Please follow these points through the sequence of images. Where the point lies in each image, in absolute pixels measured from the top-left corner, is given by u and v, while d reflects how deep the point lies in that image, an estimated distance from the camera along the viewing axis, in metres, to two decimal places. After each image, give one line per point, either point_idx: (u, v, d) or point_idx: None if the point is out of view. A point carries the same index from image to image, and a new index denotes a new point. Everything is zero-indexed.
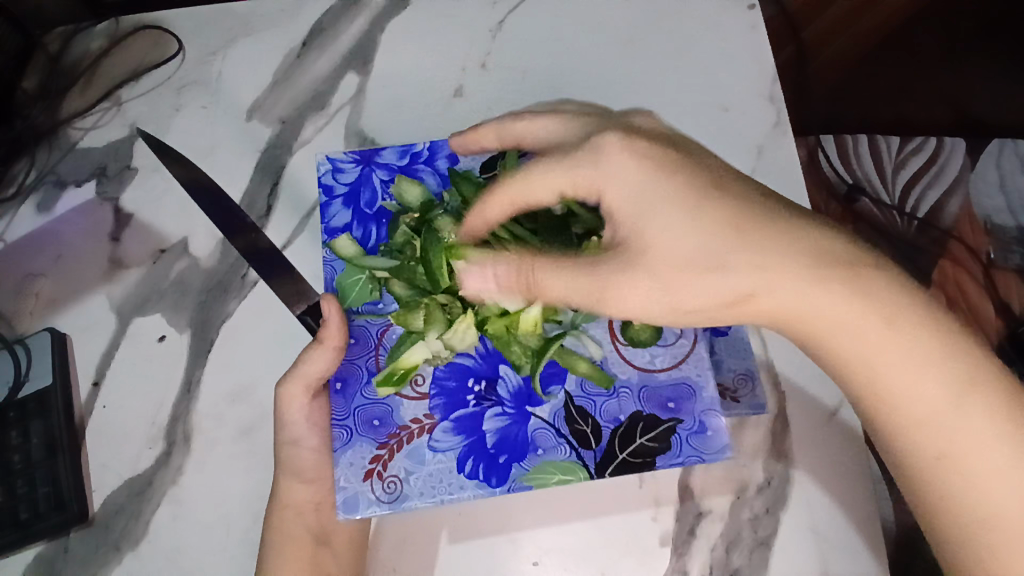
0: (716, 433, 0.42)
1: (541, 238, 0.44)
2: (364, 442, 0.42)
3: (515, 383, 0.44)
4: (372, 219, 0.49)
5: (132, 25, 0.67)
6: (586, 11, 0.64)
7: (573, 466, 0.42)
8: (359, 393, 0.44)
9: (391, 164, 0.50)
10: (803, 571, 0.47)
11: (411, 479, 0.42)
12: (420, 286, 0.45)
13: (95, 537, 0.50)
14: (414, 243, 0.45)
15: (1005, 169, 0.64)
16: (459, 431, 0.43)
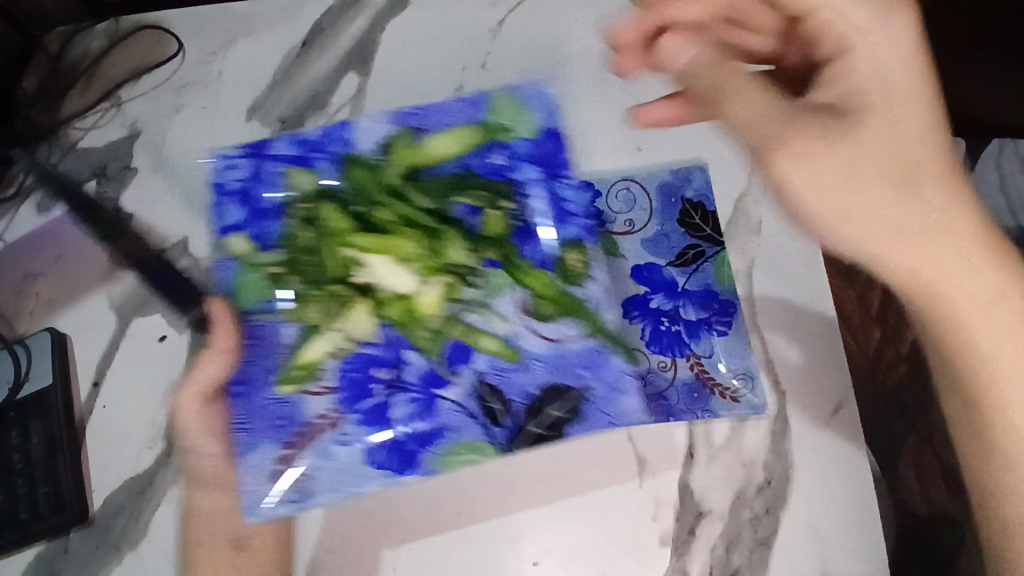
0: (625, 397, 0.48)
1: (437, 220, 0.51)
2: (269, 443, 0.48)
3: (423, 368, 0.50)
4: (265, 213, 0.52)
5: (132, 25, 0.67)
6: (586, 11, 0.64)
7: (482, 443, 0.48)
8: (259, 394, 0.49)
9: (281, 155, 0.53)
10: (803, 570, 0.47)
11: (320, 476, 0.47)
12: (314, 278, 0.51)
13: (94, 538, 0.50)
14: (300, 235, 0.51)
15: (1005, 169, 0.65)
16: (368, 423, 0.49)
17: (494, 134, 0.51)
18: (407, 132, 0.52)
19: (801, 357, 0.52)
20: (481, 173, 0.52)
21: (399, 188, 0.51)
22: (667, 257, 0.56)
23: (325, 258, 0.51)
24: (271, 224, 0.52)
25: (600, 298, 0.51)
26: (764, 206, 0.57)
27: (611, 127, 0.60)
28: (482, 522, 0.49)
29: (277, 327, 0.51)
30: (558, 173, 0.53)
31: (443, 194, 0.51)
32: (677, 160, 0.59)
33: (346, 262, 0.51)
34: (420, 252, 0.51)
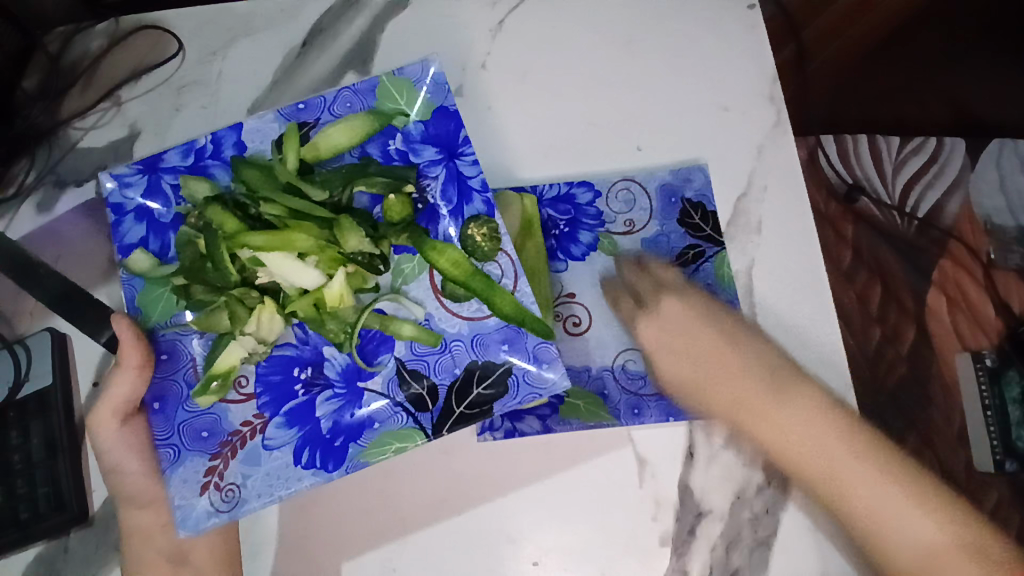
0: (550, 366, 0.45)
1: (327, 204, 0.46)
2: (195, 456, 0.45)
3: (341, 363, 0.48)
4: (168, 227, 0.49)
5: (132, 24, 0.66)
6: (586, 11, 0.64)
7: (409, 431, 0.46)
8: (179, 409, 0.46)
9: (176, 167, 0.49)
10: (801, 569, 0.48)
11: (247, 484, 0.45)
12: (213, 284, 0.46)
13: (95, 537, 0.51)
14: (197, 242, 0.46)
15: (1005, 169, 0.64)
16: (292, 424, 0.46)
17: (388, 119, 0.49)
18: (294, 128, 0.48)
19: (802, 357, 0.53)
20: (378, 161, 0.48)
21: (290, 179, 0.46)
22: (667, 257, 0.55)
23: (217, 262, 0.44)
24: (175, 234, 0.48)
25: (509, 273, 0.47)
26: (763, 206, 0.57)
27: (611, 127, 0.60)
28: (482, 522, 0.49)
29: (188, 339, 0.47)
30: (458, 152, 0.48)
31: (341, 183, 0.47)
32: (676, 162, 0.58)
33: (244, 264, 0.45)
34: (317, 239, 0.45)
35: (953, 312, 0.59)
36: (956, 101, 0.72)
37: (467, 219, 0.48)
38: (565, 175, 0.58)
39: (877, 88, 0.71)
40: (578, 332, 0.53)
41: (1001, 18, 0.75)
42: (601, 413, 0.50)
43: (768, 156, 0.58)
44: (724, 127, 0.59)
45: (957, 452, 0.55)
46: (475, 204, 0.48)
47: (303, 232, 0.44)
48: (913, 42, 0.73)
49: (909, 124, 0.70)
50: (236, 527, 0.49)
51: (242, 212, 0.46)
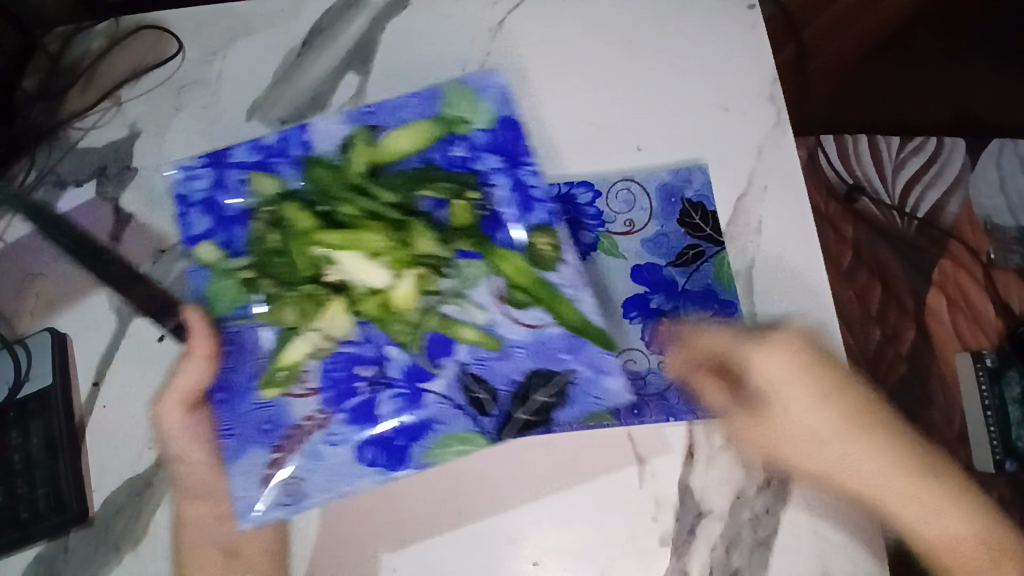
0: (610, 375, 0.48)
1: (394, 208, 0.49)
2: (257, 448, 0.47)
3: (404, 364, 0.50)
4: (232, 221, 0.51)
5: (132, 24, 0.66)
6: (586, 11, 0.64)
7: (471, 434, 0.48)
8: (245, 400, 0.49)
9: (242, 162, 0.52)
10: (801, 569, 0.48)
11: (310, 479, 0.47)
12: (286, 279, 0.50)
13: (94, 538, 0.50)
14: (269, 238, 0.50)
15: (1005, 169, 0.64)
16: (353, 421, 0.49)
17: (453, 128, 0.52)
18: (364, 133, 0.51)
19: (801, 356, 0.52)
20: (442, 166, 0.51)
21: (363, 181, 0.50)
22: (667, 257, 0.55)
23: (296, 259, 0.49)
24: (240, 229, 0.50)
25: (571, 282, 0.49)
26: (763, 206, 0.57)
27: (611, 126, 0.60)
28: (482, 522, 0.48)
29: (254, 331, 0.50)
30: (520, 162, 0.52)
31: (407, 189, 0.50)
32: (676, 162, 0.58)
33: (320, 261, 0.49)
34: (389, 245, 0.49)
35: (953, 312, 0.60)
36: (956, 101, 0.71)
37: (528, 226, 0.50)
38: (564, 174, 0.58)
39: (877, 87, 0.71)
40: None
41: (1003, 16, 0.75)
42: (601, 413, 0.49)
43: (768, 155, 0.58)
44: (724, 126, 0.59)
45: (957, 452, 0.55)
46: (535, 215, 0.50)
47: (380, 236, 0.49)
48: (912, 43, 0.73)
49: (910, 124, 0.70)
50: (238, 533, 0.48)
51: (316, 211, 0.50)
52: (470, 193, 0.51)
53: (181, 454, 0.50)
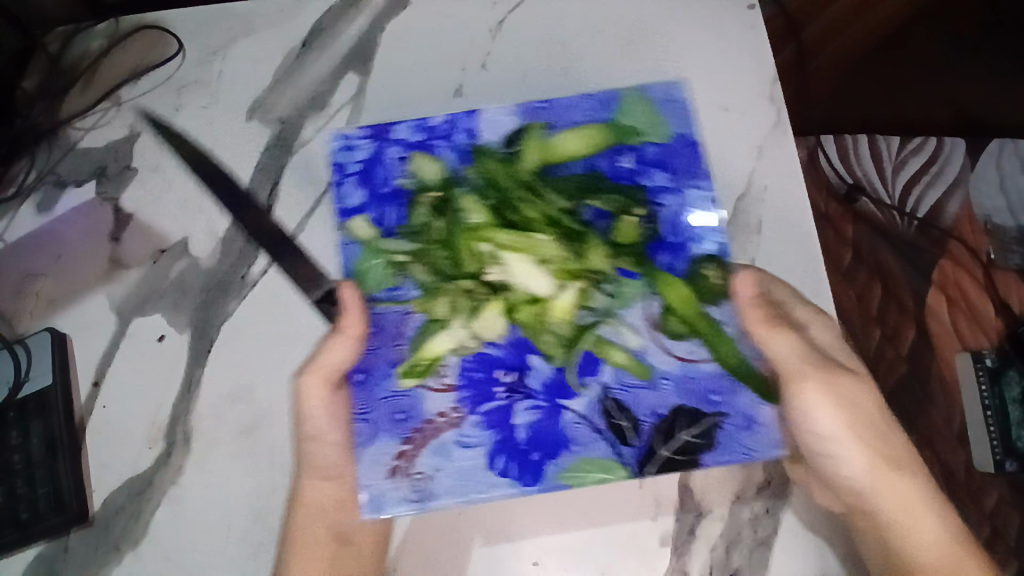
0: (764, 428, 0.48)
1: (559, 236, 0.53)
2: (387, 438, 0.48)
3: (546, 374, 0.49)
4: (388, 199, 0.54)
5: (132, 24, 0.67)
6: (586, 12, 0.64)
7: (612, 464, 0.47)
8: (380, 385, 0.50)
9: (404, 140, 0.56)
10: (800, 569, 0.48)
11: (439, 477, 0.47)
12: (441, 271, 0.52)
13: (94, 538, 0.50)
14: (433, 226, 0.53)
15: (1005, 170, 0.64)
16: (489, 426, 0.48)
17: (621, 138, 0.56)
18: (539, 128, 0.56)
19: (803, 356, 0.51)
20: (608, 175, 0.54)
21: (535, 180, 0.54)
22: None
23: (462, 252, 0.52)
24: (393, 210, 0.54)
25: (733, 322, 0.51)
26: (763, 207, 0.57)
27: None
28: (482, 522, 0.49)
29: (403, 313, 0.51)
30: (685, 177, 0.55)
31: (575, 194, 0.54)
32: None
33: (482, 257, 0.52)
34: (554, 255, 0.52)
35: (953, 312, 0.59)
36: (956, 102, 0.71)
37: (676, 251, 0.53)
38: None
39: (876, 86, 0.71)
40: None
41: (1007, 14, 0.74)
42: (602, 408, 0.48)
43: (768, 156, 0.58)
44: (724, 126, 0.59)
45: (958, 452, 0.54)
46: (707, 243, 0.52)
47: (543, 241, 0.53)
48: (913, 41, 0.73)
49: (911, 123, 0.69)
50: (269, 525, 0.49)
51: (468, 203, 0.54)
52: (631, 210, 0.53)
53: (314, 430, 0.50)
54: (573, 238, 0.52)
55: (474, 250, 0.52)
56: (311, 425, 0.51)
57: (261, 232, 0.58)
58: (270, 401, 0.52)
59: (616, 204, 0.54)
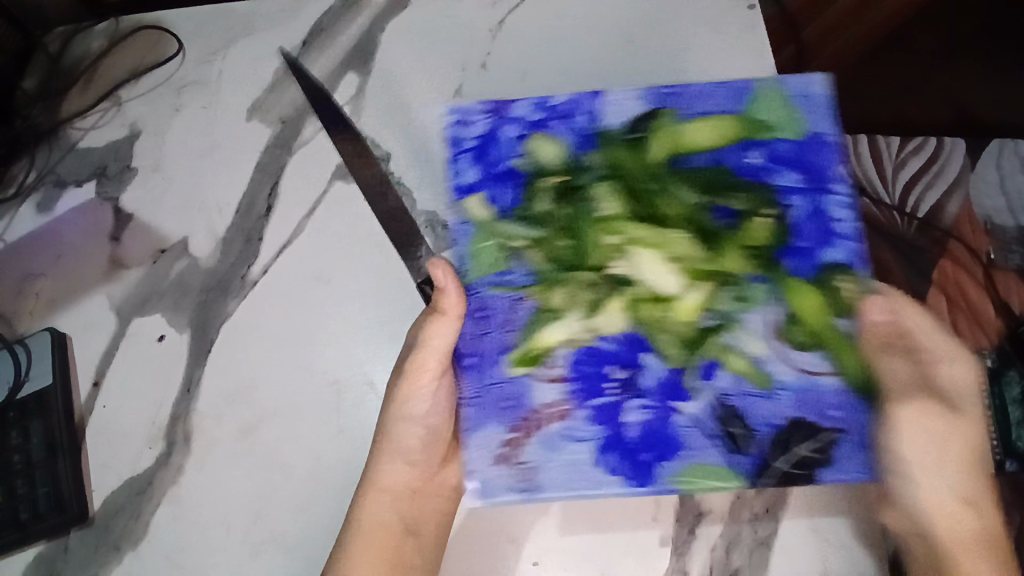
0: (881, 450, 0.43)
1: (671, 226, 0.45)
2: (494, 425, 0.44)
3: (661, 374, 0.44)
4: (504, 176, 0.47)
5: (132, 24, 0.67)
6: (586, 12, 0.64)
7: (724, 470, 0.43)
8: (493, 369, 0.45)
9: (523, 118, 0.48)
10: (800, 569, 0.47)
11: (547, 468, 0.43)
12: (560, 261, 0.45)
13: (95, 538, 0.50)
14: (564, 212, 0.46)
15: (1005, 169, 0.64)
16: (598, 421, 0.44)
17: (756, 129, 0.46)
18: (669, 114, 0.47)
19: None
20: (733, 169, 0.45)
21: (661, 172, 0.46)
22: None
23: (587, 244, 0.45)
24: (513, 189, 0.46)
25: (872, 335, 0.44)
26: None
27: None
28: (481, 522, 0.49)
29: (519, 302, 0.45)
30: (825, 185, 0.45)
31: (699, 190, 0.45)
32: None
33: (606, 251, 0.45)
34: (679, 253, 0.45)
35: (951, 312, 0.59)
36: (958, 104, 0.71)
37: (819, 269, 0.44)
38: None
39: (875, 88, 0.72)
40: None
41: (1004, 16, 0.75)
42: None
43: None
44: None
45: None
46: (840, 249, 0.44)
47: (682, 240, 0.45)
48: (912, 45, 0.74)
49: (913, 124, 0.70)
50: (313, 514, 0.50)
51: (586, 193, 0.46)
52: (763, 213, 0.45)
53: (412, 412, 0.48)
54: (705, 234, 0.45)
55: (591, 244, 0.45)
56: (407, 409, 0.48)
57: (262, 232, 0.58)
58: (270, 401, 0.53)
59: (746, 203, 0.45)
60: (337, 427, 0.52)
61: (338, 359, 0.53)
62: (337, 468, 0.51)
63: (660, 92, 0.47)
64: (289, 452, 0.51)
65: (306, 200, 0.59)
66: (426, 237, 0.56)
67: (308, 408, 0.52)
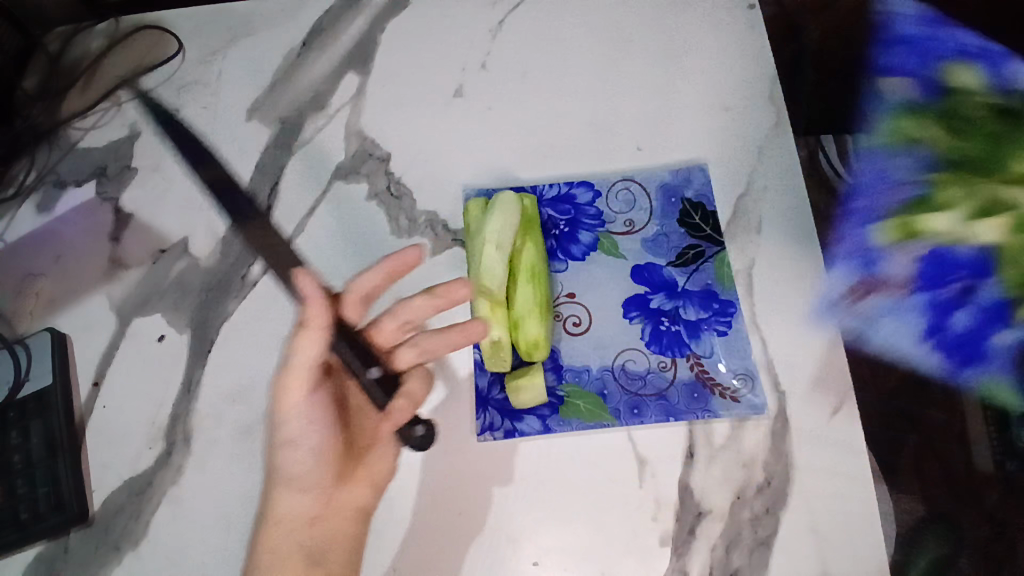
0: None
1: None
2: (712, 338, 0.52)
3: (994, 294, 0.53)
4: (928, 81, 0.64)
5: (132, 25, 0.67)
6: (584, 16, 0.65)
7: (1008, 389, 0.52)
8: (847, 258, 0.57)
9: (969, 44, 0.64)
10: (803, 570, 0.46)
11: (879, 322, 0.54)
12: (950, 180, 0.58)
13: (93, 539, 0.50)
14: (973, 145, 0.57)
15: None
16: (925, 310, 0.54)
17: None
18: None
19: (801, 358, 0.52)
20: None
21: None
22: (667, 257, 0.55)
23: (990, 185, 0.55)
24: (928, 86, 0.64)
25: None
26: (764, 207, 0.57)
27: (611, 127, 0.60)
28: (481, 522, 0.48)
29: (903, 186, 0.59)
30: None
31: None
32: (675, 162, 0.59)
33: (993, 188, 0.55)
34: None
35: None
36: None
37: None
38: (565, 174, 0.59)
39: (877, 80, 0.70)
40: (578, 333, 0.53)
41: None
42: (601, 413, 0.50)
43: (768, 156, 0.58)
44: (723, 126, 0.59)
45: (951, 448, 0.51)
46: None
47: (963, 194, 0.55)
48: None
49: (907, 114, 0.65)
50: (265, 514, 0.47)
51: (995, 123, 0.58)
52: None
53: (294, 437, 0.45)
54: None
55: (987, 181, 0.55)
56: (285, 432, 0.45)
57: None
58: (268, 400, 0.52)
59: None
60: None
61: None
62: None
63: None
64: None
65: (306, 200, 0.59)
66: (426, 234, 0.57)
67: None
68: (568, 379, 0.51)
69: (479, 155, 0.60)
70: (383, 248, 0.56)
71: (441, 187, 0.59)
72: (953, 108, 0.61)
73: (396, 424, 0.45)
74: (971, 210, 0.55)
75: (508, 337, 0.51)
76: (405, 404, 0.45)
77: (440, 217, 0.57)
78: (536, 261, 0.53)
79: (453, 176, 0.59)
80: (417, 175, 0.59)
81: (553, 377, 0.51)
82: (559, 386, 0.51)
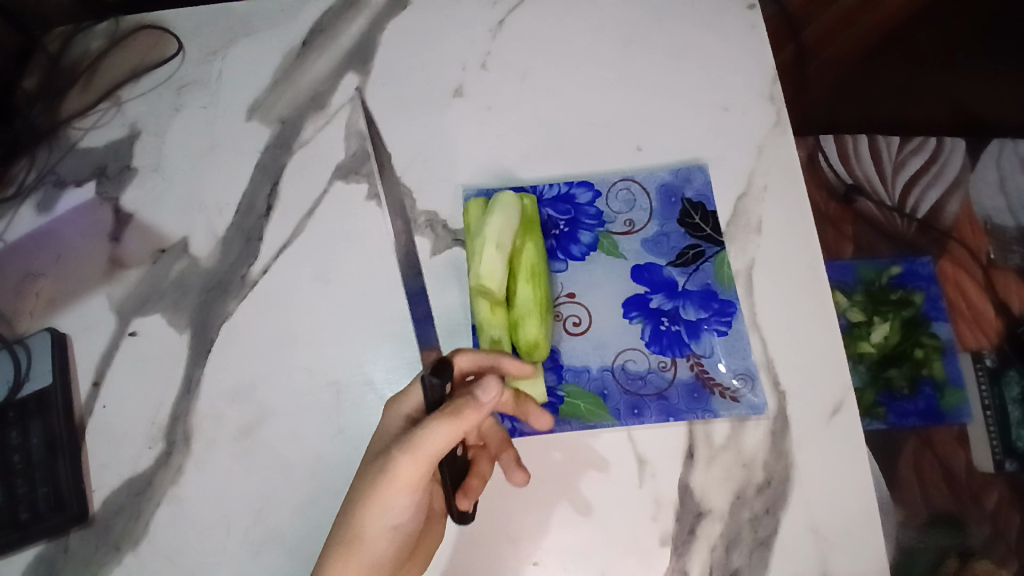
0: None
1: (894, 342, 0.56)
2: (716, 341, 0.52)
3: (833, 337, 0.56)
4: (909, 250, 0.60)
5: (133, 25, 0.68)
6: (583, 15, 0.65)
7: None
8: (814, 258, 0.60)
9: (925, 244, 0.60)
10: (802, 571, 0.46)
11: (715, 345, 0.52)
12: (869, 303, 0.57)
13: (94, 539, 0.49)
14: (890, 304, 0.57)
15: (1006, 169, 0.64)
16: None
17: (927, 334, 0.56)
18: (941, 291, 0.58)
19: (800, 357, 0.51)
20: (943, 348, 0.56)
21: (927, 351, 0.55)
22: (667, 257, 0.55)
23: (880, 323, 0.56)
24: (922, 263, 0.59)
25: None
26: (763, 206, 0.56)
27: (610, 126, 0.60)
28: (482, 522, 0.48)
29: (854, 269, 0.59)
30: (937, 395, 0.54)
31: (925, 363, 0.55)
32: (675, 161, 0.58)
33: (899, 362, 0.55)
34: (892, 350, 0.55)
35: (953, 311, 0.57)
36: (956, 101, 0.72)
37: (991, 409, 0.54)
38: (565, 174, 0.59)
39: (879, 86, 0.72)
40: (578, 332, 0.53)
41: (989, 21, 0.77)
42: (601, 413, 0.50)
43: (768, 155, 0.58)
44: (723, 125, 0.59)
45: (958, 452, 0.53)
46: (896, 412, 0.53)
47: (897, 321, 0.56)
48: (912, 42, 0.75)
49: (908, 123, 0.70)
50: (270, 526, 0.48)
51: (908, 292, 0.58)
52: (899, 376, 0.54)
53: (388, 515, 0.40)
54: (910, 371, 0.55)
55: (887, 327, 0.56)
56: (385, 516, 0.40)
57: (261, 232, 0.58)
58: (270, 400, 0.52)
59: (904, 381, 0.54)
60: (337, 427, 0.51)
61: (341, 360, 0.53)
62: (337, 466, 0.50)
63: (987, 266, 0.60)
64: (288, 451, 0.50)
65: (306, 200, 0.59)
66: (426, 234, 0.57)
67: (309, 409, 0.51)
68: (568, 379, 0.51)
69: (479, 156, 0.60)
70: (383, 249, 0.56)
71: (441, 186, 0.58)
72: (898, 280, 0.59)
73: (469, 502, 0.43)
74: (870, 306, 0.57)
75: (509, 338, 0.51)
76: (478, 483, 0.44)
77: (440, 216, 0.57)
78: (536, 261, 0.52)
79: (453, 175, 0.59)
80: (417, 174, 0.59)
81: (553, 377, 0.51)
82: (559, 386, 0.51)
